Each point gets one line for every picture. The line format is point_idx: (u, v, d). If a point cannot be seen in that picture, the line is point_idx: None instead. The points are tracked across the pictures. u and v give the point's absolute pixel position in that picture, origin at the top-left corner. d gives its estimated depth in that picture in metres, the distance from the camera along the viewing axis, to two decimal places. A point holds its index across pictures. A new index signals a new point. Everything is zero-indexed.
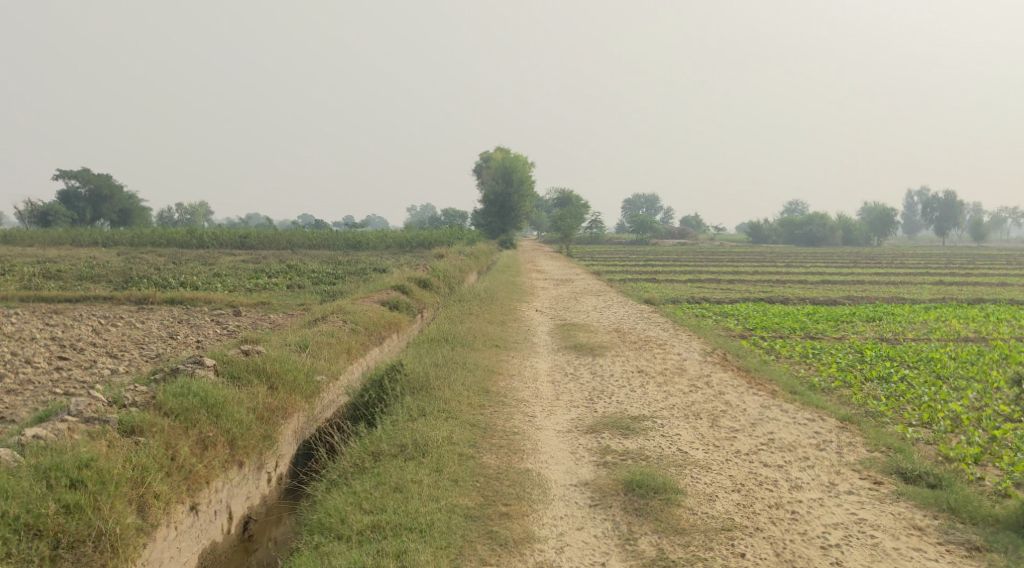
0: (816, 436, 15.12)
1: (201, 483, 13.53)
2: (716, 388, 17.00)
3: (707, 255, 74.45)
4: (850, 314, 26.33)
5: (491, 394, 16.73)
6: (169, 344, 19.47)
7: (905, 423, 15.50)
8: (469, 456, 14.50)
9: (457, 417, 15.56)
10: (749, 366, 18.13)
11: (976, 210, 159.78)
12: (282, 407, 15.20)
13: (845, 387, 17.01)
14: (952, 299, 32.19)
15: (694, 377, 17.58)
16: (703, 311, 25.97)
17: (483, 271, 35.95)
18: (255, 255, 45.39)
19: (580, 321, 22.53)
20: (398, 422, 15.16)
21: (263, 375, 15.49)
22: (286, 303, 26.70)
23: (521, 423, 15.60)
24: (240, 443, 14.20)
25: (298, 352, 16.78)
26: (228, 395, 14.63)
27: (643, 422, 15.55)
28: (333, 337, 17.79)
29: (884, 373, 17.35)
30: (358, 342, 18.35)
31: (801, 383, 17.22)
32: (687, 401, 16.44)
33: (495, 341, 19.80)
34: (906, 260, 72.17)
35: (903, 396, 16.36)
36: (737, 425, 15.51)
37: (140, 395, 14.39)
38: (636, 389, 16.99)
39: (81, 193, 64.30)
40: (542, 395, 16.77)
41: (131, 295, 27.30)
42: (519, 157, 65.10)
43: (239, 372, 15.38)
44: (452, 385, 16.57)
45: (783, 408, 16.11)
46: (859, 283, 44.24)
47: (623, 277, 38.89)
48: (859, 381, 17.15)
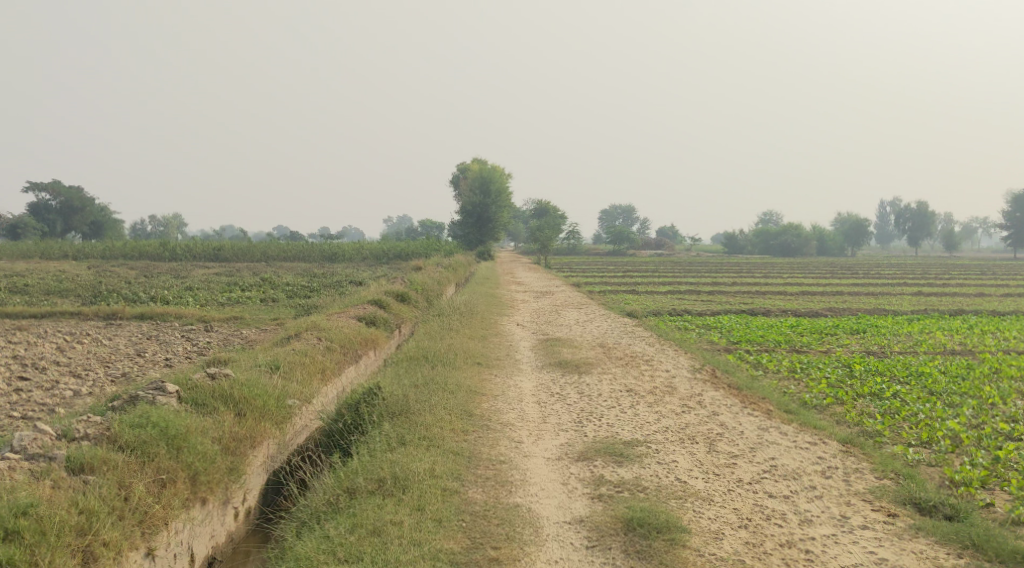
0: (820, 462, 14.63)
1: (159, 526, 12.88)
2: (709, 409, 16.49)
3: (683, 265, 74.23)
4: (833, 326, 25.96)
5: (474, 417, 16.16)
6: (136, 363, 18.75)
7: (905, 443, 15.08)
8: (453, 491, 13.92)
9: (440, 445, 14.97)
10: (740, 384, 17.65)
11: (947, 221, 160.89)
12: (250, 435, 14.53)
13: (837, 405, 16.57)
14: (934, 311, 31.93)
15: (685, 396, 17.07)
16: (686, 324, 25.51)
17: (461, 283, 35.42)
18: (229, 269, 44.60)
19: (563, 336, 22.00)
20: (376, 452, 14.54)
21: (230, 401, 14.86)
22: (260, 318, 26.00)
23: (507, 451, 15.03)
24: (203, 479, 13.54)
25: (269, 374, 16.15)
26: (192, 424, 13.94)
27: (636, 448, 15.01)
28: (306, 357, 17.17)
29: (876, 388, 16.94)
30: (334, 361, 17.73)
31: (793, 401, 16.76)
32: (681, 423, 15.92)
33: (476, 359, 19.22)
34: (882, 271, 72.21)
35: (898, 413, 15.95)
36: (737, 450, 14.99)
37: (92, 428, 13.74)
38: (626, 410, 16.47)
39: (52, 206, 63.25)
40: (528, 418, 16.22)
41: (99, 310, 26.49)
42: (496, 167, 64.58)
43: (204, 398, 14.75)
44: (433, 408, 15.98)
45: (781, 430, 15.61)
46: (840, 293, 44.04)
47: (602, 288, 38.44)
48: (852, 398, 16.72)
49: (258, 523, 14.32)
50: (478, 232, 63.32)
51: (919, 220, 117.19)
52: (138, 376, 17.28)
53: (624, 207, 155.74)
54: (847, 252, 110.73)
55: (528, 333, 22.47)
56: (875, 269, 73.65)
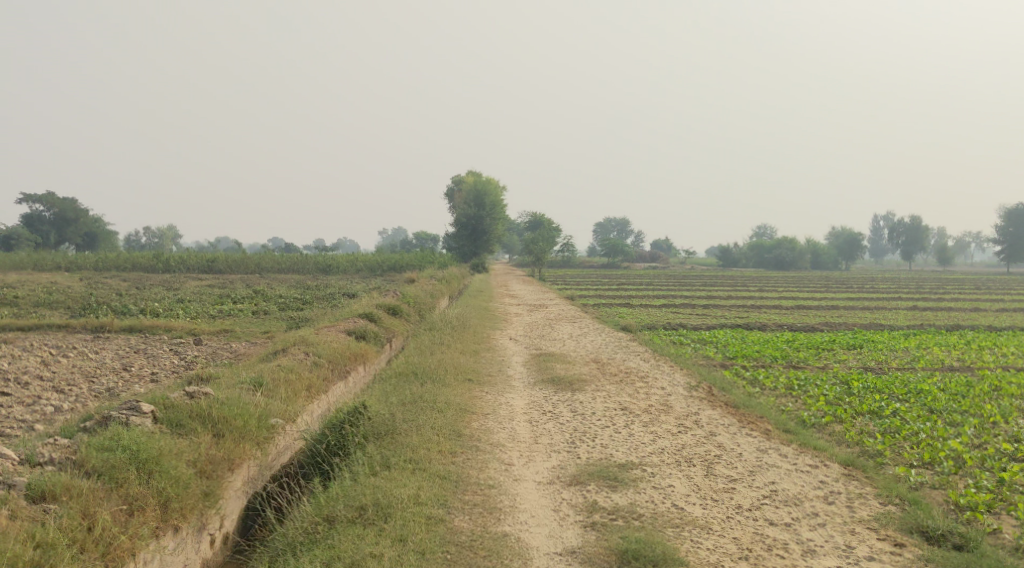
0: (822, 487, 14.31)
1: (126, 556, 12.52)
2: (706, 429, 16.17)
3: (677, 278, 73.91)
4: (829, 341, 25.65)
5: (463, 437, 15.82)
6: (121, 377, 18.37)
7: (906, 464, 14.79)
8: (438, 519, 13.58)
9: (426, 469, 14.64)
10: (737, 402, 17.32)
11: (940, 235, 160.89)
12: (228, 458, 14.20)
13: (836, 423, 16.27)
14: (931, 325, 31.65)
15: (682, 415, 16.74)
16: (681, 338, 25.18)
17: (454, 296, 35.12)
18: (221, 281, 44.24)
19: (556, 351, 21.66)
20: (359, 478, 14.21)
21: (208, 422, 14.58)
22: (250, 331, 25.64)
23: (496, 475, 14.70)
24: (175, 505, 13.21)
25: (251, 393, 15.81)
26: (165, 447, 13.67)
27: (631, 472, 14.69)
28: (292, 373, 16.82)
29: (875, 406, 16.64)
30: (321, 378, 17.38)
31: (791, 420, 16.45)
32: (677, 444, 15.59)
33: (467, 375, 18.88)
34: (878, 285, 71.99)
35: (899, 432, 15.64)
36: (735, 474, 14.67)
37: (57, 452, 13.57)
38: (620, 430, 16.15)
39: (45, 217, 62.89)
40: (519, 438, 15.90)
41: (87, 323, 26.11)
42: (491, 180, 64.34)
43: (181, 419, 14.47)
44: (421, 430, 15.65)
45: (781, 452, 15.29)
46: (835, 307, 43.76)
47: (596, 301, 38.13)
48: (850, 416, 16.42)
49: (235, 549, 13.95)
50: (472, 245, 63.00)
51: (913, 234, 117.12)
52: (123, 392, 16.91)
53: (618, 220, 155.59)
54: (841, 266, 110.51)
55: (521, 348, 22.13)
56: (869, 283, 73.46)
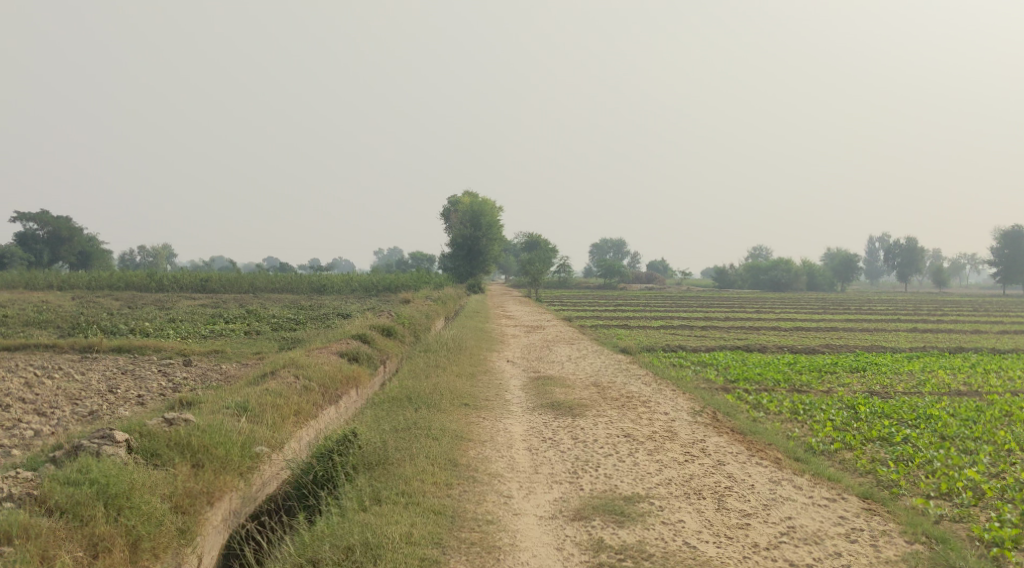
0: (843, 523, 13.74)
1: None
2: (714, 458, 15.65)
3: (674, 299, 73.39)
4: (831, 364, 25.14)
5: (459, 467, 15.28)
6: (106, 400, 17.85)
7: (923, 495, 14.32)
8: (433, 560, 13.07)
9: (420, 504, 14.12)
10: (743, 428, 16.82)
11: (935, 257, 160.77)
12: (207, 491, 13.73)
13: (845, 450, 15.80)
14: (933, 348, 31.20)
15: (687, 443, 16.23)
16: (680, 361, 24.68)
17: (450, 316, 34.66)
18: (215, 300, 43.74)
19: (555, 374, 21.17)
20: (346, 516, 13.71)
21: (187, 451, 14.09)
22: (241, 352, 25.12)
23: (495, 509, 14.17)
24: (145, 545, 12.82)
25: (236, 419, 15.31)
26: (136, 479, 13.25)
27: (639, 506, 14.16)
28: (279, 398, 16.31)
29: (885, 432, 16.15)
30: (310, 402, 16.85)
31: (800, 447, 15.95)
32: (685, 474, 15.07)
33: (464, 400, 18.37)
34: (876, 306, 71.59)
35: (912, 460, 15.17)
36: (748, 508, 14.13)
37: (20, 486, 13.06)
38: (624, 459, 15.63)
39: (40, 235, 62.35)
40: (518, 467, 15.38)
41: (75, 343, 25.58)
42: (488, 201, 64.02)
43: (158, 448, 13.99)
44: (416, 462, 15.14)
45: (796, 484, 14.75)
46: (834, 329, 43.29)
47: (594, 322, 37.65)
48: (860, 443, 15.94)
49: None
50: (468, 265, 62.52)
51: (909, 256, 116.87)
52: (108, 415, 16.38)
53: (614, 241, 155.28)
54: (838, 287, 110.11)
55: (519, 371, 21.63)
56: (867, 305, 73.09)
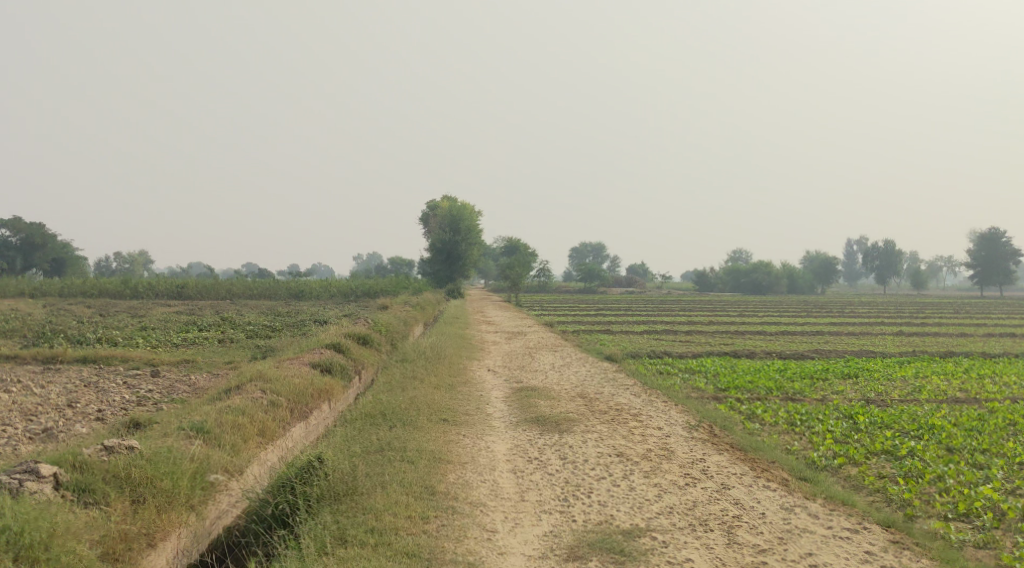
0: (870, 560, 12.89)
1: None
2: (717, 480, 14.81)
3: (656, 304, 72.60)
4: (822, 371, 24.36)
5: (439, 496, 14.38)
6: (64, 416, 16.88)
7: (941, 517, 13.63)
8: None
9: (394, 544, 13.24)
10: (743, 444, 16.00)
11: (913, 259, 161.15)
12: (147, 533, 13.02)
13: (850, 466, 15.07)
14: (924, 352, 30.49)
15: (686, 463, 15.38)
16: (667, 369, 23.85)
17: (429, 322, 33.74)
18: (191, 308, 42.61)
19: (538, 384, 20.28)
20: (307, 560, 12.86)
21: (126, 485, 13.31)
22: (212, 361, 24.12)
23: (477, 547, 13.29)
24: None
25: (188, 442, 14.52)
26: (59, 523, 12.51)
27: (640, 542, 13.29)
28: (242, 417, 15.46)
29: (889, 445, 15.45)
30: (276, 421, 15.95)
31: (803, 463, 15.20)
32: (687, 502, 14.22)
33: (443, 415, 17.47)
34: (859, 309, 71.07)
35: (922, 476, 14.48)
36: (762, 543, 13.27)
37: None
38: (619, 483, 14.78)
39: (12, 242, 60.96)
40: (503, 494, 14.51)
41: (38, 353, 24.47)
42: (467, 205, 63.06)
43: (89, 482, 13.22)
44: (392, 493, 14.25)
45: (811, 511, 13.90)
46: (819, 333, 42.56)
47: (577, 327, 36.78)
48: (865, 458, 15.22)
49: None
50: (449, 270, 61.57)
51: (888, 259, 116.71)
52: (65, 436, 15.42)
53: (594, 244, 154.67)
54: (817, 290, 109.85)
55: (500, 381, 20.74)
56: (851, 307, 72.31)
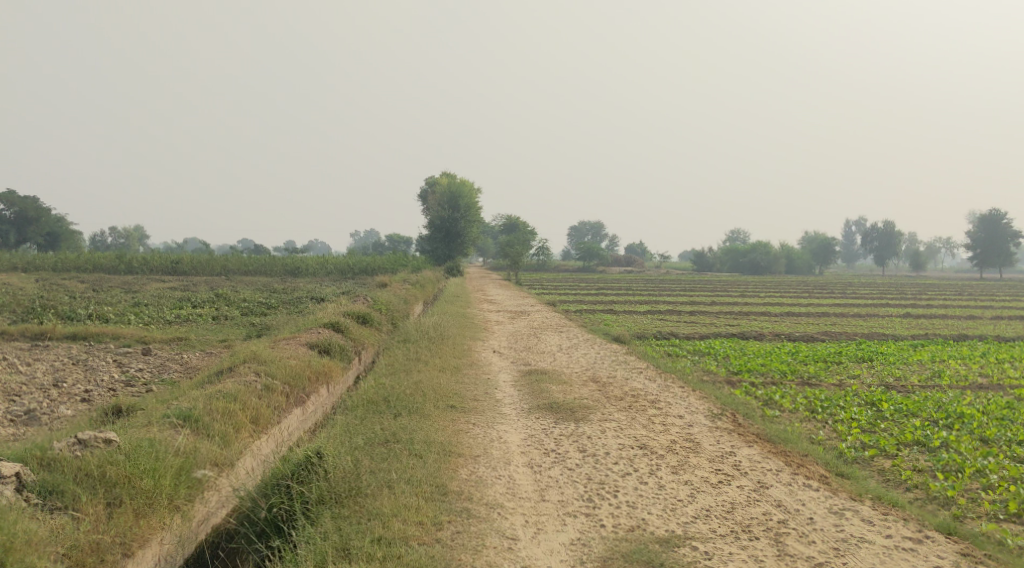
0: None
1: None
2: (753, 478, 14.09)
3: (657, 284, 71.76)
4: (836, 354, 23.57)
5: (452, 497, 13.65)
6: (49, 396, 16.18)
7: (991, 517, 13.11)
8: None
9: (406, 555, 12.53)
10: (771, 435, 15.30)
11: (911, 240, 160.51)
12: (121, 542, 12.36)
13: (883, 458, 14.53)
14: (935, 335, 29.78)
15: (716, 458, 14.66)
16: (676, 351, 23.07)
17: (428, 301, 32.96)
18: (185, 284, 41.75)
19: (547, 367, 19.54)
20: None
21: (100, 487, 12.73)
22: (206, 340, 23.27)
23: (499, 559, 12.57)
24: None
25: (176, 432, 13.91)
26: (16, 535, 11.85)
27: (682, 553, 12.57)
28: (235, 403, 14.79)
29: (921, 435, 14.91)
30: (271, 407, 15.27)
31: (835, 457, 14.58)
32: (724, 503, 13.50)
33: (450, 401, 16.70)
34: (860, 290, 70.44)
35: (963, 471, 13.97)
36: (816, 555, 12.55)
37: None
38: (646, 480, 14.07)
39: (6, 216, 59.96)
40: (522, 494, 13.79)
41: (27, 329, 23.63)
42: (466, 183, 62.10)
43: (56, 484, 12.68)
44: (403, 492, 13.56)
45: (861, 516, 13.20)
46: (824, 315, 41.77)
47: (579, 307, 36.04)
48: (897, 450, 14.66)
49: None
50: (447, 248, 60.88)
51: (887, 240, 115.93)
52: (48, 419, 14.88)
53: (591, 224, 153.93)
54: (816, 270, 109.14)
55: (506, 364, 19.95)
56: (852, 289, 71.78)
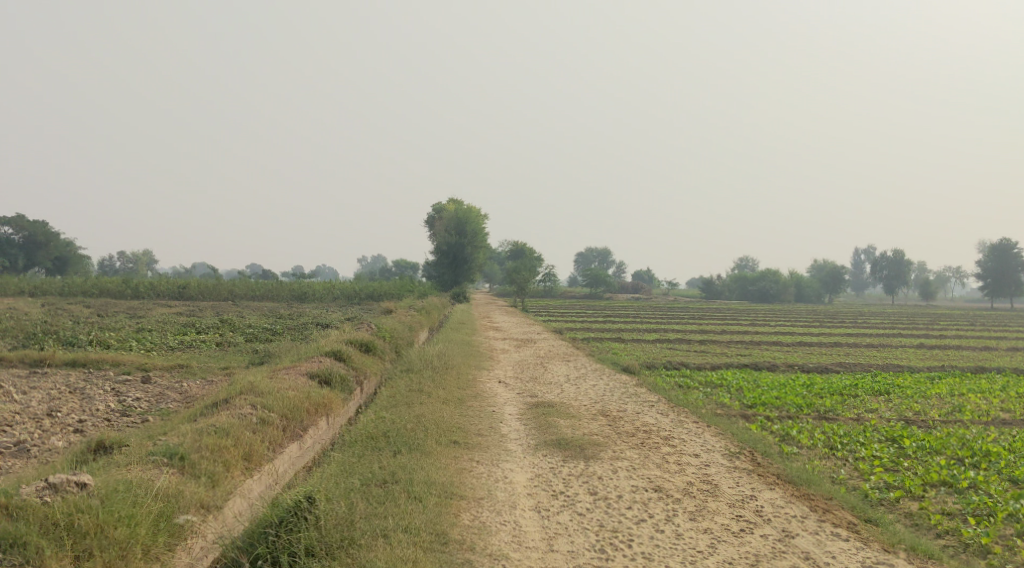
0: None
1: None
2: (777, 526, 13.55)
3: (665, 311, 71.14)
4: (851, 387, 22.91)
5: (454, 546, 13.14)
6: (41, 426, 15.75)
7: None
8: None
9: None
10: (792, 475, 14.75)
11: (921, 269, 159.60)
12: None
13: (910, 501, 14.06)
14: (951, 367, 29.16)
15: (736, 502, 14.10)
16: (687, 382, 22.46)
17: (434, 328, 32.48)
18: (191, 308, 41.31)
19: (554, 399, 18.96)
20: None
21: (68, 539, 12.51)
22: (207, 367, 22.78)
23: None
24: None
25: (159, 473, 13.64)
26: None
27: None
28: (224, 441, 14.43)
29: (948, 475, 14.44)
30: (264, 444, 14.84)
31: (861, 500, 14.09)
32: (748, 555, 12.99)
33: (453, 436, 16.15)
34: (870, 320, 69.76)
35: (995, 515, 13.52)
36: None
37: None
38: (662, 528, 13.54)
39: (15, 240, 59.79)
40: (528, 543, 13.27)
41: (26, 355, 23.19)
42: (473, 208, 61.68)
43: (20, 534, 12.47)
44: (407, 539, 13.08)
45: None
46: (836, 344, 41.13)
47: (587, 335, 35.48)
48: (924, 492, 14.19)
49: None
50: (453, 274, 60.43)
51: (896, 269, 115.19)
52: (39, 452, 14.70)
53: (598, 250, 153.48)
54: (824, 298, 108.39)
55: (512, 395, 19.39)
56: (862, 318, 71.12)
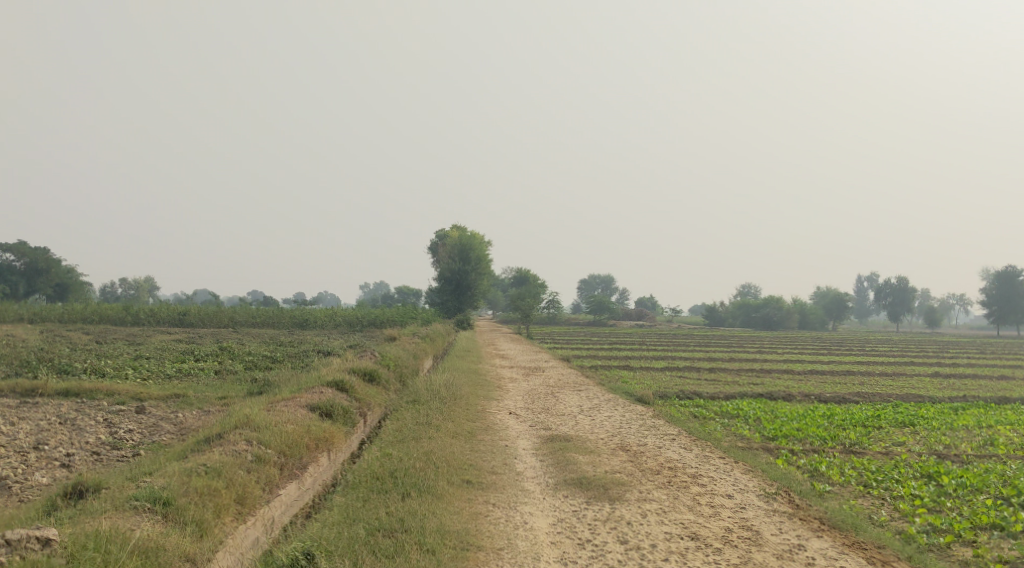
0: None
1: None
2: None
3: (670, 338, 70.23)
4: (874, 418, 22.01)
5: None
6: (26, 460, 14.91)
7: None
8: None
9: None
10: (835, 520, 13.91)
11: (923, 296, 158.84)
12: None
13: (964, 547, 13.30)
14: (972, 397, 28.25)
15: (785, 553, 13.21)
16: (702, 413, 21.56)
17: (438, 356, 31.62)
18: (190, 335, 40.41)
19: (569, 432, 18.09)
20: None
21: None
22: (204, 398, 21.89)
23: None
24: None
25: (142, 523, 12.77)
26: None
27: None
28: (216, 484, 13.57)
29: (999, 518, 13.71)
30: (259, 486, 14.00)
31: (911, 547, 13.30)
32: None
33: (466, 475, 15.28)
34: (878, 347, 68.81)
35: None
36: None
37: None
38: None
39: (16, 267, 59.09)
40: None
41: (18, 384, 22.30)
42: (476, 235, 60.90)
43: None
44: None
45: None
46: (847, 373, 40.22)
47: (594, 362, 34.59)
48: (976, 537, 13.44)
49: None
50: (457, 300, 59.57)
51: (900, 296, 114.28)
52: (20, 489, 13.99)
53: (601, 277, 152.86)
54: (828, 325, 107.46)
55: (525, 427, 18.51)
56: (871, 345, 70.12)
